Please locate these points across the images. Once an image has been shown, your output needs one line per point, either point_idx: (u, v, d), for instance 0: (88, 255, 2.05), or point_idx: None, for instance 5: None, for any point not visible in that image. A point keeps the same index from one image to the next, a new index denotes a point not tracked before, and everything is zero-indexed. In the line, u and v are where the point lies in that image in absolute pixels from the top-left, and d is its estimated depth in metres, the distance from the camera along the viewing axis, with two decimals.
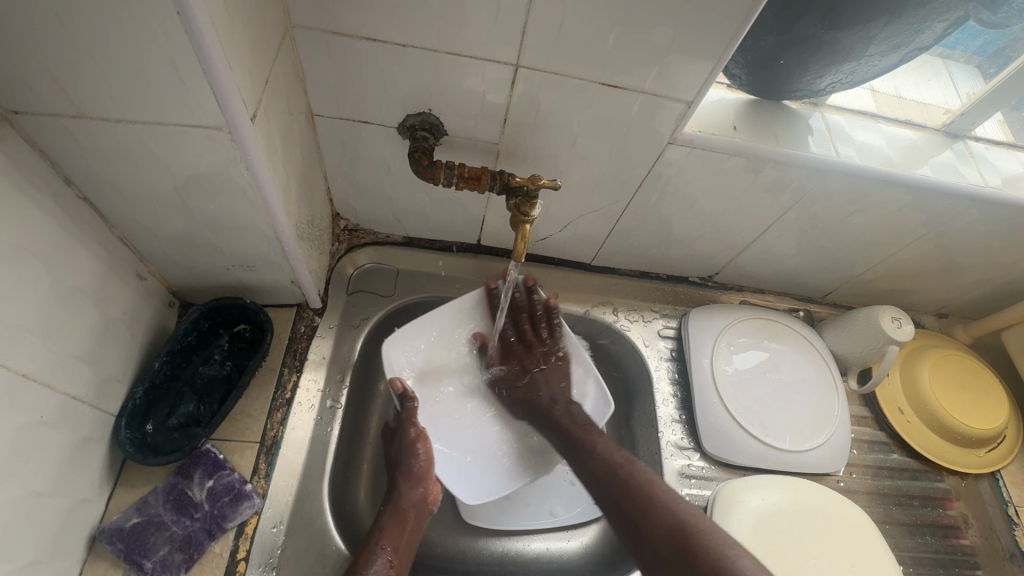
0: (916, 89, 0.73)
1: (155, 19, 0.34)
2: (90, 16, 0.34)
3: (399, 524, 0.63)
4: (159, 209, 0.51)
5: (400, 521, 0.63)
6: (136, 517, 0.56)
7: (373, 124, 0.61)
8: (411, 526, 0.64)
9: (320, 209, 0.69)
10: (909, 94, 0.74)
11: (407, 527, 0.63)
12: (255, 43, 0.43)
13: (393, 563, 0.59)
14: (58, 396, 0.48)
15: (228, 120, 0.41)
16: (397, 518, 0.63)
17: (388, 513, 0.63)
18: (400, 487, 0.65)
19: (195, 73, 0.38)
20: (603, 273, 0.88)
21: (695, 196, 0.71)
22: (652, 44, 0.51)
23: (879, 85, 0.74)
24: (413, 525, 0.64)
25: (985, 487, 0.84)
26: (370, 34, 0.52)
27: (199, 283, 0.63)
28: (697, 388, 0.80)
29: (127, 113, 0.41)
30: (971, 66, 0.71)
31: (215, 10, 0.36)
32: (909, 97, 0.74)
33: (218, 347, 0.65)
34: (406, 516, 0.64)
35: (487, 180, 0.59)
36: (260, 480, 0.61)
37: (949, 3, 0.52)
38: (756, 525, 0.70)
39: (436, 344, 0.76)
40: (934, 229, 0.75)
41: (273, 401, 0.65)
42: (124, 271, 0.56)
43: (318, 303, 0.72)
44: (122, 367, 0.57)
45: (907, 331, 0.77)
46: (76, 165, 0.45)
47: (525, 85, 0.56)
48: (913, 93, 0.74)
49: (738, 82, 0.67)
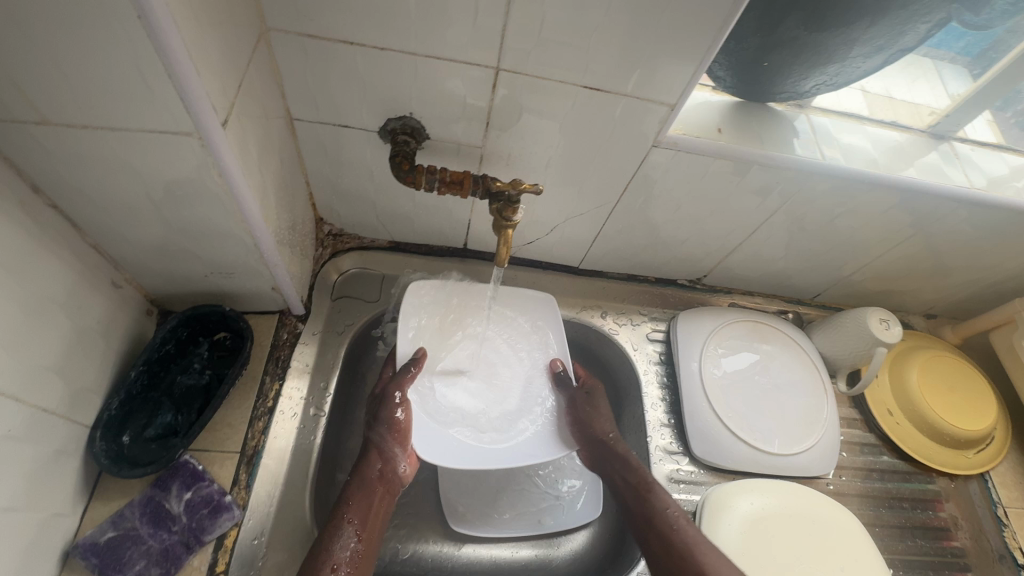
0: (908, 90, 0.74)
1: (117, 21, 0.33)
2: (49, 19, 0.33)
3: (367, 494, 0.60)
4: (132, 216, 0.50)
5: (367, 495, 0.60)
6: (111, 530, 0.54)
7: (353, 128, 0.61)
8: (378, 498, 0.61)
9: (302, 214, 0.68)
10: (900, 95, 0.74)
11: (372, 500, 0.61)
12: (227, 47, 0.42)
13: (362, 537, 0.57)
14: (28, 409, 0.47)
15: (198, 125, 0.41)
16: (361, 489, 0.61)
17: (354, 485, 0.61)
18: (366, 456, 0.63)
19: (161, 78, 0.37)
20: (592, 277, 0.87)
21: (682, 199, 0.70)
22: (634, 46, 0.51)
23: (869, 86, 0.75)
24: (380, 498, 0.61)
25: (974, 488, 0.84)
26: (347, 38, 0.51)
27: (177, 290, 0.62)
28: (686, 391, 0.79)
29: (93, 118, 0.40)
30: (961, 67, 0.71)
31: (179, 12, 0.35)
32: (901, 97, 0.74)
33: (198, 356, 0.64)
34: (372, 487, 0.61)
35: (469, 185, 0.58)
36: (240, 491, 0.60)
37: (931, 4, 0.52)
38: (745, 530, 0.70)
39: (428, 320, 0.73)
40: (921, 230, 0.75)
41: (254, 410, 0.64)
42: (98, 279, 0.54)
43: (301, 310, 0.71)
44: (97, 378, 0.56)
45: (894, 333, 0.77)
46: (43, 172, 0.44)
47: (507, 88, 0.56)
48: (905, 93, 0.74)
49: (723, 85, 0.66)
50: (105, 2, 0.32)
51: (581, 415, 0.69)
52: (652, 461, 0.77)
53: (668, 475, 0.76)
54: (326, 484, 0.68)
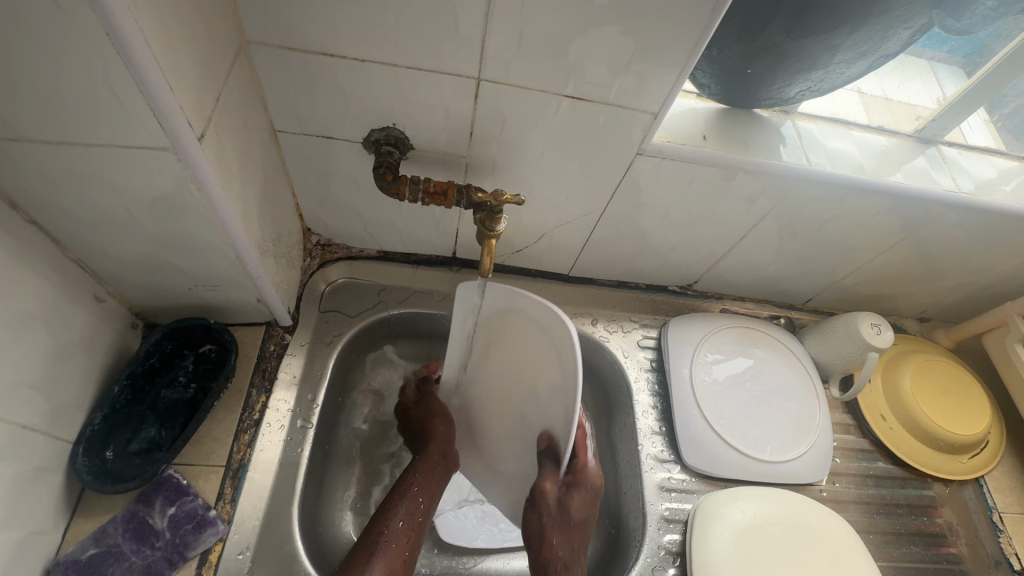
0: (903, 90, 0.73)
1: (85, 37, 0.33)
2: (17, 37, 0.33)
3: (431, 470, 0.66)
4: (113, 231, 0.50)
5: (431, 467, 0.66)
6: (94, 547, 0.54)
7: (337, 139, 0.61)
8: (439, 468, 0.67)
9: (288, 226, 0.68)
10: (897, 95, 0.74)
11: (435, 469, 0.67)
12: (202, 60, 0.42)
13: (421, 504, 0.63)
14: (6, 426, 0.47)
15: (173, 140, 0.40)
16: (425, 459, 0.67)
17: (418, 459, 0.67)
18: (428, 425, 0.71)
19: (133, 94, 0.37)
20: (582, 284, 0.87)
21: (669, 206, 0.70)
22: (615, 55, 0.51)
23: (866, 88, 0.74)
24: (441, 470, 0.67)
25: (969, 493, 0.83)
26: (326, 50, 0.51)
27: (162, 303, 0.62)
28: (676, 399, 0.79)
29: (67, 135, 0.40)
30: (956, 67, 0.70)
31: (150, 29, 0.35)
32: (897, 97, 0.74)
33: (183, 369, 0.64)
34: (432, 458, 0.67)
35: (453, 195, 0.58)
36: (225, 506, 0.59)
37: (911, 10, 0.52)
38: (736, 539, 0.70)
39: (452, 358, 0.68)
40: (910, 234, 0.75)
41: (240, 423, 0.64)
42: (80, 294, 0.54)
43: (288, 321, 0.71)
44: (80, 393, 0.55)
45: (885, 338, 0.77)
46: (20, 188, 0.44)
47: (489, 98, 0.56)
48: (901, 94, 0.73)
49: (707, 92, 0.66)
50: (74, 20, 0.32)
51: (532, 526, 0.62)
52: (644, 469, 0.77)
53: (659, 483, 0.76)
54: (314, 499, 0.67)
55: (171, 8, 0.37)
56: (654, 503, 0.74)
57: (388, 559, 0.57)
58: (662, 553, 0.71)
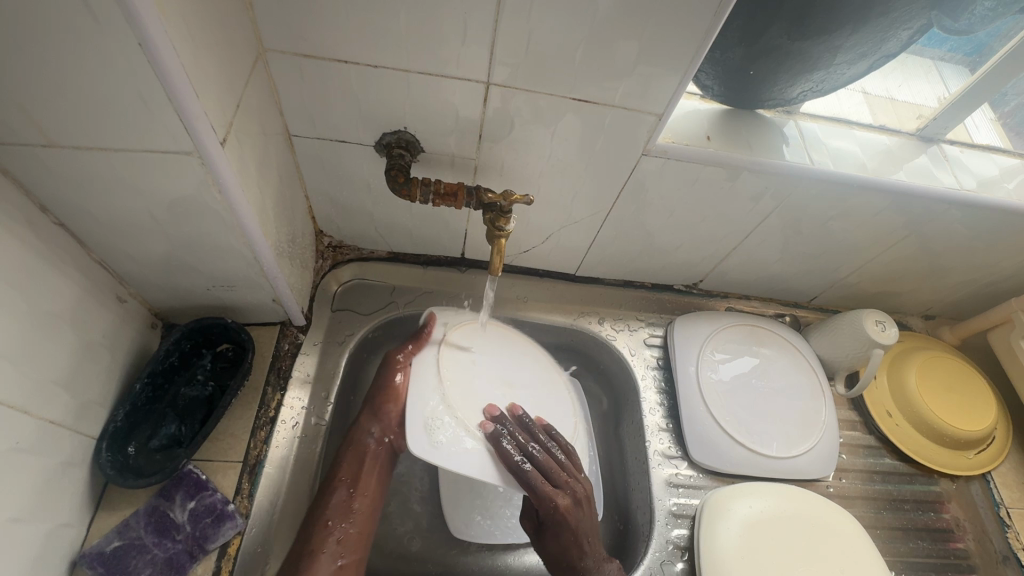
0: (906, 89, 0.74)
1: (118, 48, 0.35)
2: (54, 48, 0.35)
3: (355, 459, 0.68)
4: (136, 233, 0.52)
5: (361, 456, 0.69)
6: (117, 540, 0.55)
7: (350, 143, 0.62)
8: (371, 460, 0.69)
9: (302, 227, 0.70)
10: (902, 95, 0.74)
11: (369, 462, 0.69)
12: (224, 68, 0.43)
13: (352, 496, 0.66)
14: (36, 421, 0.49)
15: (197, 143, 0.42)
16: (356, 450, 0.69)
17: (344, 448, 0.69)
18: (360, 421, 0.71)
19: (162, 101, 0.38)
20: (589, 284, 0.88)
21: (674, 206, 0.71)
22: (620, 59, 0.52)
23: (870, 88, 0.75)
24: (374, 462, 0.69)
25: (976, 488, 0.84)
26: (340, 57, 0.53)
27: (181, 304, 0.64)
28: (683, 396, 0.80)
29: (97, 140, 0.41)
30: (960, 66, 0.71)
31: (178, 39, 0.37)
32: (903, 98, 0.75)
33: (201, 367, 0.65)
34: (366, 450, 0.70)
35: (463, 197, 0.60)
36: (243, 500, 0.61)
37: (910, 10, 0.53)
38: (744, 533, 0.70)
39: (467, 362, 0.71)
40: (913, 231, 0.75)
41: (256, 420, 0.65)
42: (104, 294, 0.56)
43: (301, 320, 0.72)
44: (104, 390, 0.57)
45: (890, 335, 0.77)
46: (50, 192, 0.46)
47: (498, 101, 0.57)
48: (905, 92, 0.74)
49: (711, 93, 0.68)
50: (108, 32, 0.34)
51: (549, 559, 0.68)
52: (651, 465, 0.78)
53: (667, 479, 0.77)
54: None
55: (197, 18, 0.38)
56: (663, 498, 0.75)
57: (317, 568, 0.60)
58: (671, 547, 0.72)
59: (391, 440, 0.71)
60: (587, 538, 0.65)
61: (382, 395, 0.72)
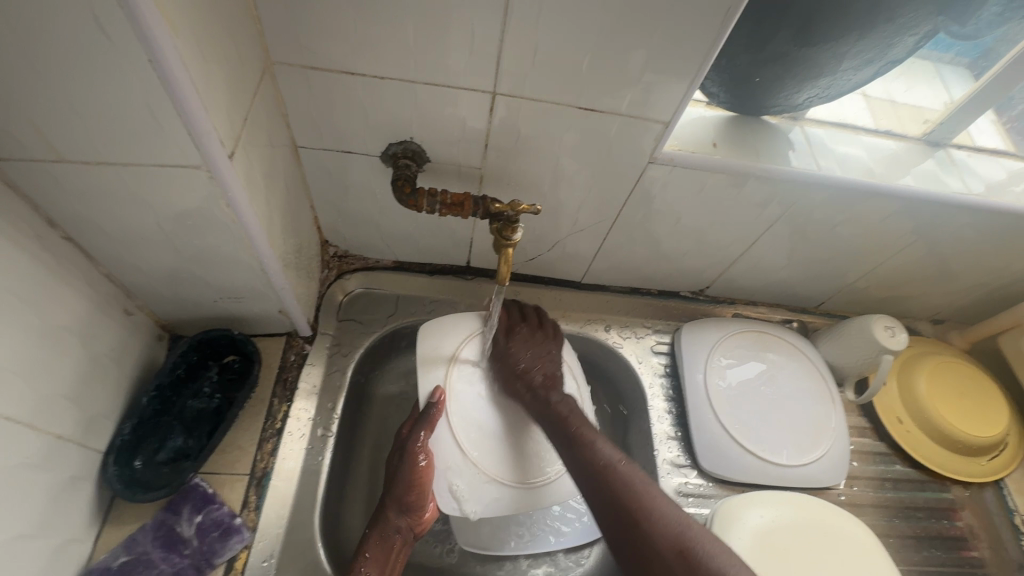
0: (910, 95, 0.75)
1: (128, 64, 0.35)
2: (64, 64, 0.35)
3: (383, 550, 0.64)
4: (144, 246, 0.52)
5: (387, 550, 0.64)
6: (124, 555, 0.55)
7: (356, 153, 0.62)
8: (396, 555, 0.65)
9: (307, 238, 0.69)
10: (902, 97, 0.76)
11: (394, 553, 0.65)
12: (232, 81, 0.43)
13: None
14: (44, 437, 0.48)
15: (205, 157, 0.42)
16: (382, 543, 0.64)
17: (369, 537, 0.65)
18: (386, 514, 0.66)
19: (170, 115, 0.38)
20: (594, 291, 0.88)
21: (681, 213, 0.71)
22: (628, 68, 0.52)
23: (871, 91, 0.76)
24: (400, 551, 0.65)
25: (990, 496, 0.83)
26: (347, 68, 0.53)
27: (187, 316, 0.64)
28: (691, 404, 0.79)
29: (106, 155, 0.41)
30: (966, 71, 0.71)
31: (187, 53, 0.37)
32: (902, 100, 0.76)
33: (208, 380, 0.65)
34: (393, 541, 0.65)
35: (469, 206, 0.60)
36: (250, 513, 0.60)
37: (918, 15, 0.53)
38: (755, 544, 0.69)
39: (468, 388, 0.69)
40: (922, 236, 0.75)
41: (262, 432, 0.65)
42: (112, 307, 0.56)
43: (307, 331, 0.72)
44: (111, 404, 0.57)
45: (899, 340, 0.76)
46: (58, 207, 0.46)
47: (503, 111, 0.57)
48: (908, 97, 0.75)
49: (716, 100, 0.68)
50: (118, 48, 0.34)
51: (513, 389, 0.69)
52: (660, 474, 0.77)
53: (676, 488, 0.76)
54: (336, 506, 0.68)
55: (205, 31, 0.38)
56: None
57: None
58: None
59: (414, 530, 0.67)
60: (541, 366, 0.69)
61: (405, 488, 0.66)
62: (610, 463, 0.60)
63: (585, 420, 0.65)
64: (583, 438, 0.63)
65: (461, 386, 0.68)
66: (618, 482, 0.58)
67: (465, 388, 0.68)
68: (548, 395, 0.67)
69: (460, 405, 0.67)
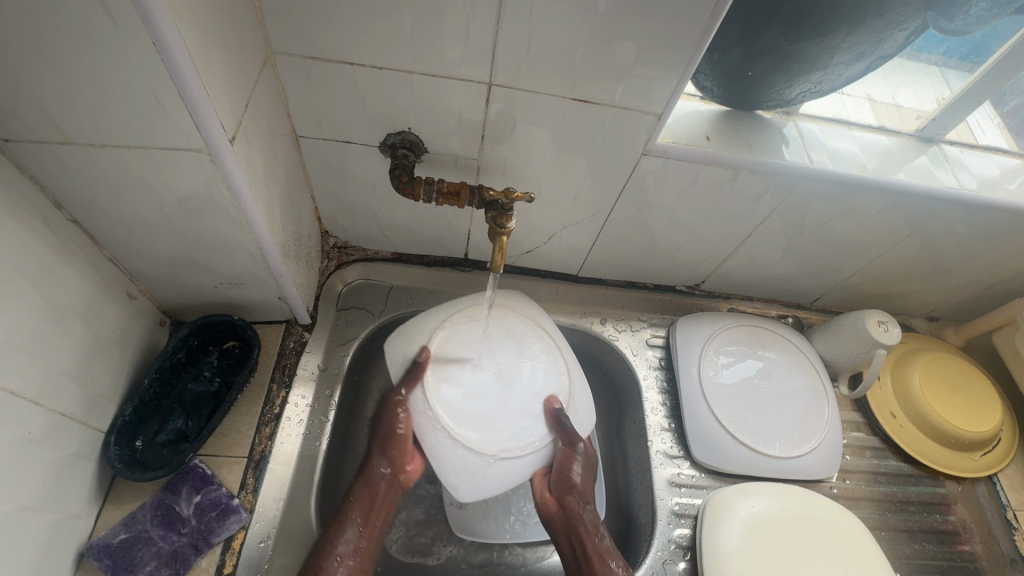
0: (911, 96, 0.74)
1: (134, 50, 0.36)
2: (69, 46, 0.36)
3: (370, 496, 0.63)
4: (146, 229, 0.53)
5: (371, 495, 0.63)
6: (124, 532, 0.56)
7: (356, 144, 0.64)
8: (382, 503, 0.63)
9: (307, 227, 0.71)
10: (908, 101, 0.75)
11: (379, 503, 0.63)
12: (234, 69, 0.45)
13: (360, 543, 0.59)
14: (47, 413, 0.50)
15: (206, 141, 0.43)
16: (368, 490, 0.63)
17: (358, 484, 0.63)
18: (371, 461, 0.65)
19: (173, 98, 0.40)
20: (591, 284, 0.89)
21: (675, 207, 0.72)
22: (620, 59, 0.53)
23: (876, 94, 0.75)
24: (385, 499, 0.64)
25: (982, 491, 0.83)
26: (346, 59, 0.54)
27: (190, 301, 0.65)
28: (685, 396, 0.80)
29: (110, 138, 0.43)
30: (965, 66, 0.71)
31: (190, 38, 0.38)
32: (908, 104, 0.75)
33: (208, 364, 0.66)
34: (378, 489, 0.63)
35: (465, 195, 0.61)
36: (247, 495, 0.61)
37: (907, 11, 0.54)
38: (746, 532, 0.70)
39: (496, 342, 0.71)
40: (917, 231, 0.75)
41: (261, 416, 0.66)
42: (114, 290, 0.57)
43: (307, 319, 0.73)
44: (113, 384, 0.58)
45: (892, 335, 0.77)
46: (65, 190, 0.47)
47: (500, 103, 0.58)
48: (911, 99, 0.75)
49: (710, 95, 0.69)
50: (124, 33, 0.35)
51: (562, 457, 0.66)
52: (653, 465, 0.78)
53: (669, 479, 0.77)
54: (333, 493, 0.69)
55: (209, 16, 0.40)
56: (664, 497, 0.76)
57: None
58: (672, 547, 0.72)
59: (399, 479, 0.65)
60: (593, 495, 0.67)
61: (388, 434, 0.65)
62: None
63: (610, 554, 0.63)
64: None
65: (472, 364, 0.69)
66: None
67: (475, 337, 0.70)
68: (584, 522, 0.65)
69: (464, 337, 0.70)
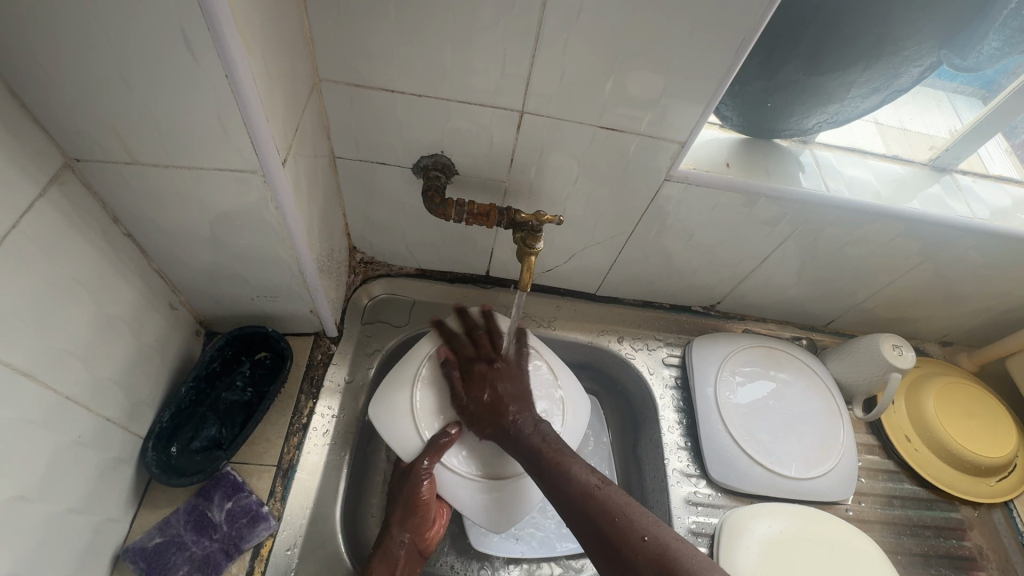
0: (919, 122, 0.77)
1: (206, 82, 0.40)
2: (147, 76, 0.39)
3: (388, 567, 0.62)
4: (194, 244, 0.56)
5: (389, 566, 0.63)
6: (158, 536, 0.58)
7: (390, 165, 0.66)
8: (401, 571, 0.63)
9: (338, 243, 0.73)
10: (914, 126, 0.78)
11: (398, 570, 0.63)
12: (288, 96, 0.48)
13: None
14: (95, 418, 0.52)
15: (262, 163, 0.46)
16: (386, 560, 0.63)
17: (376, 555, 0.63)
18: (389, 531, 0.65)
19: (237, 125, 0.43)
20: (608, 303, 0.91)
21: (694, 229, 0.74)
22: (647, 91, 0.56)
23: (884, 119, 0.78)
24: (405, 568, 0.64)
25: (999, 516, 0.83)
26: (388, 86, 0.57)
27: (226, 312, 0.68)
28: (701, 415, 0.81)
29: (173, 160, 0.46)
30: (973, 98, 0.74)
31: (256, 70, 0.41)
32: (915, 129, 0.78)
33: (240, 373, 0.69)
34: (396, 560, 0.64)
35: (494, 216, 0.64)
36: (276, 503, 0.63)
37: (922, 48, 0.57)
38: (764, 552, 0.71)
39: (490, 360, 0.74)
40: (930, 258, 0.77)
41: (290, 426, 0.68)
42: (159, 300, 0.60)
43: (334, 331, 0.75)
44: (153, 391, 0.60)
45: (908, 359, 0.78)
46: (124, 206, 0.50)
47: (530, 129, 0.61)
48: (918, 124, 0.77)
49: (729, 123, 0.71)
50: (199, 67, 0.39)
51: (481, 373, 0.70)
52: (670, 483, 0.79)
53: (685, 497, 0.78)
54: (356, 505, 0.71)
55: (270, 49, 0.43)
56: (681, 516, 0.76)
57: None
58: None
59: (420, 545, 0.66)
60: (516, 406, 0.67)
61: (410, 504, 0.65)
62: (589, 489, 0.58)
63: (560, 448, 0.63)
64: (556, 467, 0.61)
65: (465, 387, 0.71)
66: (597, 508, 0.57)
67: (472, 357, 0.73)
68: (518, 429, 0.65)
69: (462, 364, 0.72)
